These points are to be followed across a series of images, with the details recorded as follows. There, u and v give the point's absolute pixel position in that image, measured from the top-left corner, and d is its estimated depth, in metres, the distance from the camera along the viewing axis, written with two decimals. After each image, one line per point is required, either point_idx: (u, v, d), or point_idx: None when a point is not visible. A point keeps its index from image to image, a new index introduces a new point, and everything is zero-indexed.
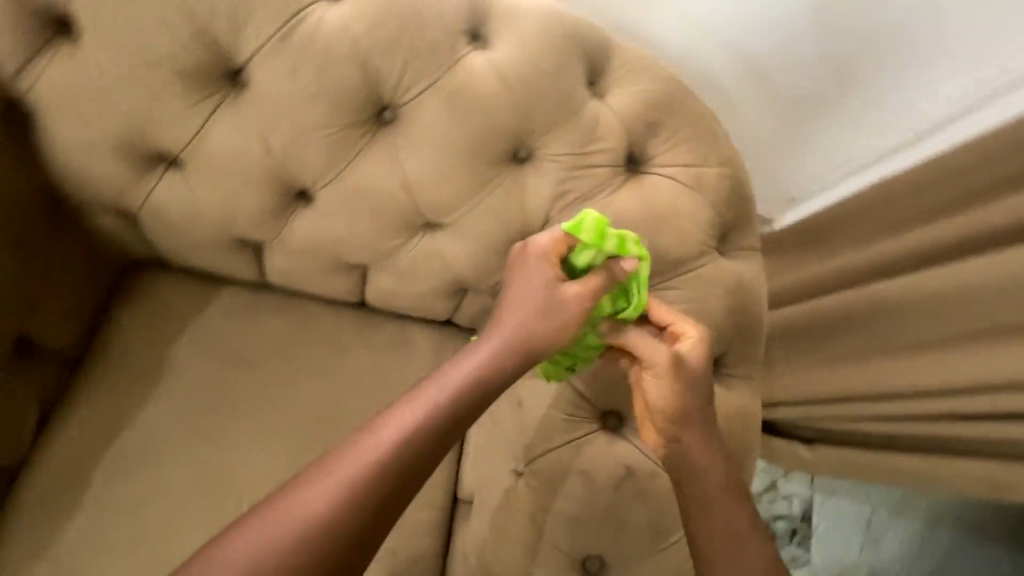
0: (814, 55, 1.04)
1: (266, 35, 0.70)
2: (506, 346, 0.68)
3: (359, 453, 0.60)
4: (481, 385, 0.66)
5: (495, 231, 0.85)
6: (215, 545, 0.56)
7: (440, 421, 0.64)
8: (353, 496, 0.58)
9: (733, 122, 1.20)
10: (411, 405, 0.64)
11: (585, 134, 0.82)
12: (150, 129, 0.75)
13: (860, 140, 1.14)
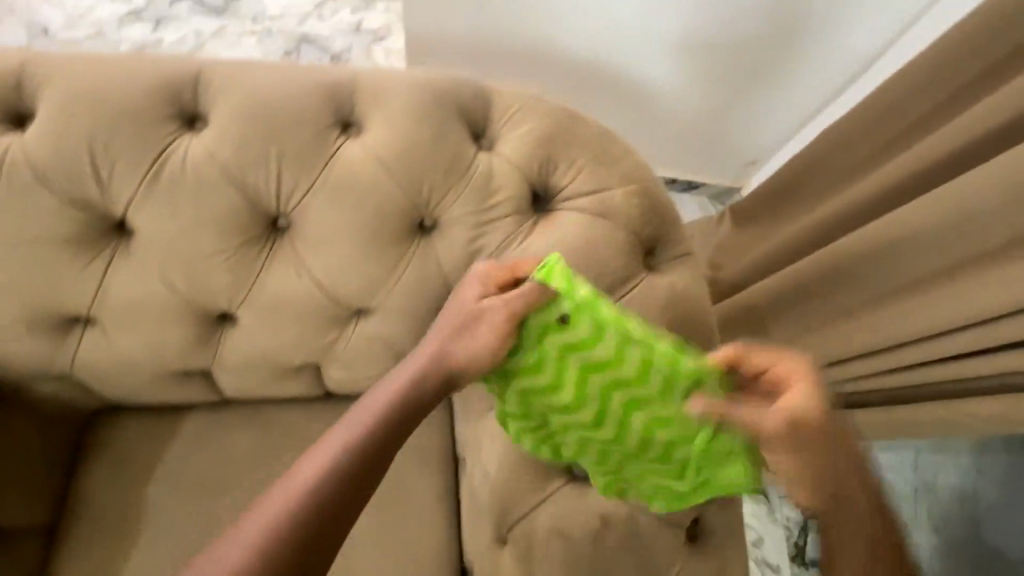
0: (751, 31, 1.15)
1: (134, 184, 0.71)
2: (430, 366, 0.68)
3: (301, 475, 0.61)
4: (409, 404, 0.67)
5: (419, 306, 0.83)
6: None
7: (368, 441, 0.64)
8: (293, 522, 0.58)
9: (696, 99, 1.32)
10: (347, 428, 0.65)
11: (482, 188, 0.80)
12: (49, 298, 0.75)
13: (811, 87, 1.27)
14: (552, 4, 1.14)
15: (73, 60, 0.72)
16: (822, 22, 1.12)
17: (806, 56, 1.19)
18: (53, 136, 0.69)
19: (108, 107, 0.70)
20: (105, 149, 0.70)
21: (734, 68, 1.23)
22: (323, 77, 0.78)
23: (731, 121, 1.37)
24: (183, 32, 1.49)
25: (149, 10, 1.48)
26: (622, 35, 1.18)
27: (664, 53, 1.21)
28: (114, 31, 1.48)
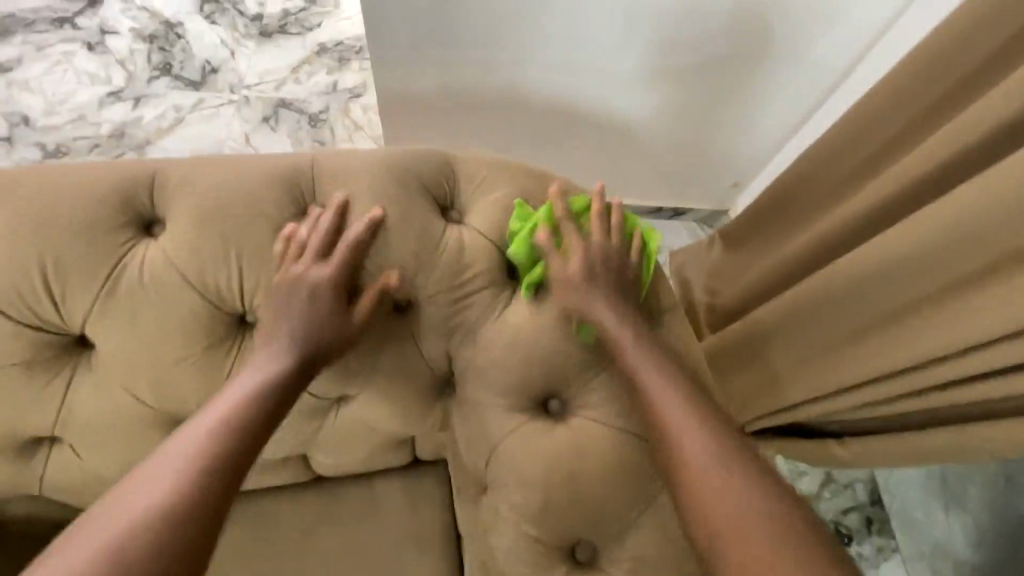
0: (727, 61, 1.14)
1: (90, 298, 0.68)
2: (282, 368, 0.70)
3: (159, 466, 0.61)
4: (251, 410, 0.66)
5: (403, 391, 0.83)
6: None
7: (200, 468, 0.61)
8: (163, 503, 0.58)
9: (677, 129, 1.31)
10: (200, 420, 0.65)
11: (455, 261, 0.77)
12: (10, 423, 0.71)
13: (790, 110, 1.26)
14: (520, 55, 1.13)
15: (22, 175, 0.70)
16: (794, 46, 1.11)
17: (783, 81, 1.19)
18: (3, 258, 0.66)
19: (59, 221, 0.68)
20: (58, 265, 0.67)
21: (707, 99, 1.23)
22: (282, 164, 0.76)
23: (711, 147, 1.37)
24: (163, 107, 1.52)
25: (130, 89, 1.53)
26: (598, 78, 1.17)
27: (638, 87, 1.20)
28: (95, 112, 1.50)
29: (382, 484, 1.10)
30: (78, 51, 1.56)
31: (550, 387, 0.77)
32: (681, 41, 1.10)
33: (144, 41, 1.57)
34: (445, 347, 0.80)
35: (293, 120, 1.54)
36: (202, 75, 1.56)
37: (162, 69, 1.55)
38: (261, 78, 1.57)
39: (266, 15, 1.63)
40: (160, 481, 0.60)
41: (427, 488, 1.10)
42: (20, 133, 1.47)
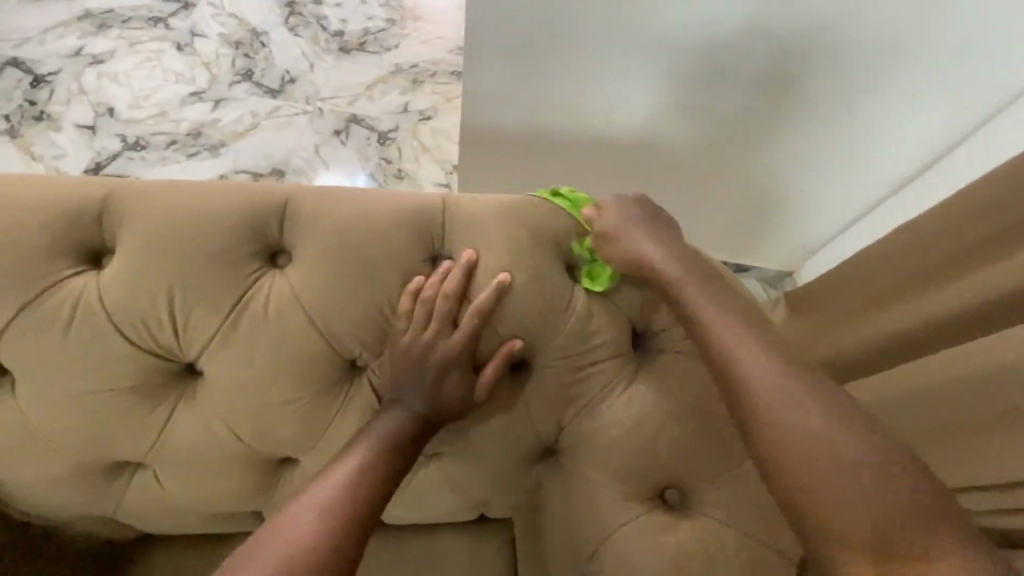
0: (791, 106, 1.00)
1: (212, 328, 0.65)
2: (376, 467, 0.65)
3: (285, 528, 0.59)
4: (378, 469, 0.65)
5: (507, 455, 0.78)
6: None
7: (329, 531, 0.59)
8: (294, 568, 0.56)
9: (735, 179, 1.17)
10: (327, 480, 0.63)
11: (583, 326, 0.72)
12: (105, 447, 0.67)
13: (883, 168, 1.09)
14: (557, 91, 1.02)
15: (154, 191, 0.67)
16: (885, 101, 0.97)
17: (866, 135, 1.03)
18: (130, 279, 0.63)
19: (191, 246, 0.65)
20: (185, 291, 0.64)
21: (775, 152, 1.09)
22: (412, 205, 0.72)
23: (782, 205, 1.22)
24: (241, 112, 1.50)
25: (211, 91, 1.50)
26: (637, 115, 1.05)
27: (677, 125, 1.06)
28: (176, 110, 1.47)
29: (443, 536, 1.04)
30: (168, 50, 1.51)
31: (668, 475, 0.72)
32: (745, 82, 0.97)
33: (230, 46, 1.54)
34: (556, 416, 0.75)
35: (362, 135, 1.52)
36: (281, 84, 1.53)
37: (244, 74, 1.52)
38: (337, 91, 1.54)
39: (347, 32, 1.58)
40: (292, 540, 0.58)
41: (490, 546, 1.04)
42: (104, 123, 1.43)
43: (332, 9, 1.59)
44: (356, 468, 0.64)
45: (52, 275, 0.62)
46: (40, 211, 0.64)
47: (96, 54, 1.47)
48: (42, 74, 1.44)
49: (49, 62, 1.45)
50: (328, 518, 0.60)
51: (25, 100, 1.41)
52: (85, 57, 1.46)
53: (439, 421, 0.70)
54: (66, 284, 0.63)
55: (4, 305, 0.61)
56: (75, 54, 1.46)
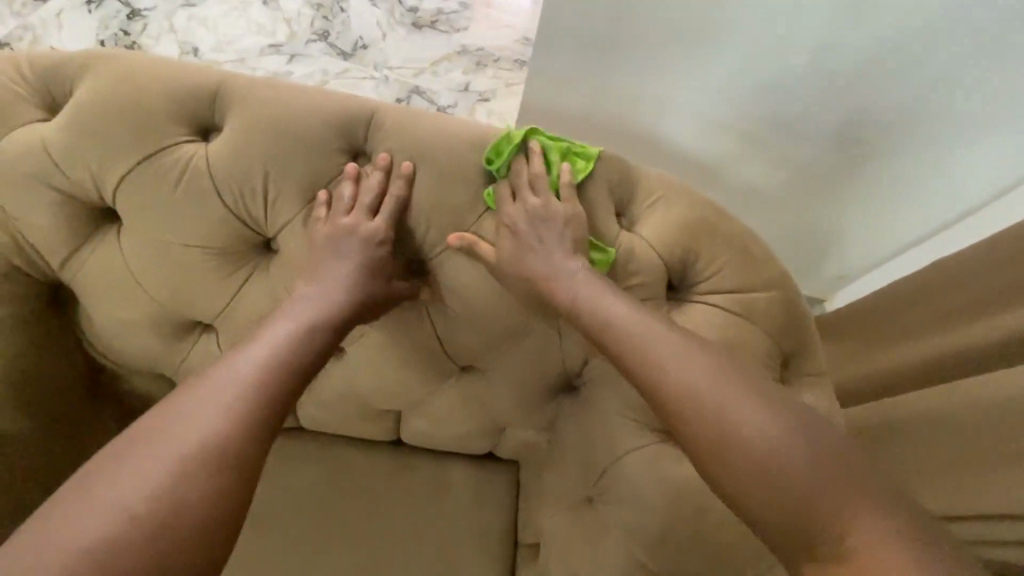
0: (853, 134, 0.98)
1: (297, 207, 0.73)
2: (274, 367, 0.64)
3: (218, 381, 0.62)
4: (312, 334, 0.68)
5: (533, 377, 0.84)
6: (87, 495, 0.54)
7: (259, 387, 0.62)
8: (225, 419, 0.59)
9: (782, 203, 1.15)
10: (260, 340, 0.66)
11: (621, 266, 0.79)
12: (184, 303, 0.75)
13: (931, 206, 1.09)
14: (615, 93, 1.00)
15: (260, 83, 0.74)
16: (949, 139, 0.96)
17: (924, 171, 1.02)
18: (234, 151, 0.70)
19: (289, 131, 0.72)
20: (278, 170, 0.71)
21: (828, 180, 1.08)
22: (486, 131, 0.78)
23: (824, 237, 1.21)
24: (313, 68, 1.60)
25: (289, 45, 1.61)
26: (693, 125, 1.03)
27: (731, 139, 1.04)
28: (254, 59, 1.59)
29: (454, 465, 1.10)
30: (254, 3, 1.64)
31: None
32: (808, 107, 0.95)
33: (312, 8, 1.65)
34: (587, 345, 0.80)
35: (422, 107, 1.60)
36: (353, 49, 1.63)
37: (320, 34, 1.63)
38: (405, 62, 1.63)
39: (421, 8, 1.66)
40: (223, 392, 0.61)
41: (497, 481, 1.10)
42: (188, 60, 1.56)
43: None
44: (267, 353, 0.65)
45: (168, 139, 0.70)
46: (162, 83, 0.71)
47: None
48: (139, 8, 1.58)
49: None
50: (218, 414, 0.59)
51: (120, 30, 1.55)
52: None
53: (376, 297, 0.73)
54: (179, 146, 0.70)
55: (126, 155, 0.69)
56: None
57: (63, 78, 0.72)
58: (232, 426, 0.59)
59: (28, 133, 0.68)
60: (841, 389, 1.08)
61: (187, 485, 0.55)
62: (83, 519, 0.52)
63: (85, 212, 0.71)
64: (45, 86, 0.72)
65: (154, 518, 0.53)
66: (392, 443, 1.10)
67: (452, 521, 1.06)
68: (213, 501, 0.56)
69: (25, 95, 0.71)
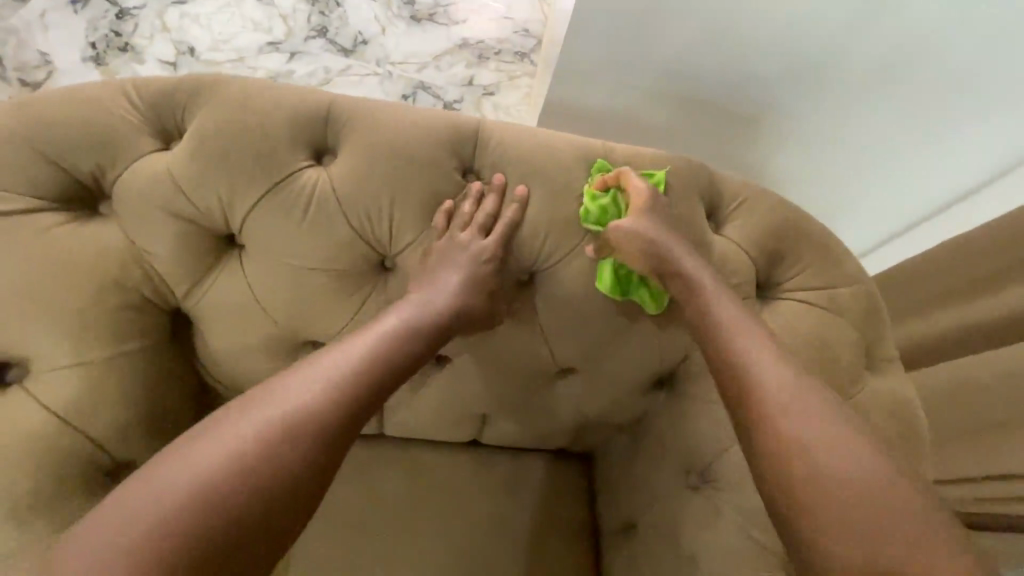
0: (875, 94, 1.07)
1: (420, 227, 0.75)
2: (375, 359, 0.65)
3: (323, 363, 0.64)
4: (414, 333, 0.70)
5: (631, 375, 0.89)
6: (189, 445, 0.55)
7: (360, 377, 0.63)
8: (324, 400, 0.60)
9: (805, 157, 1.23)
10: (366, 332, 0.68)
11: (719, 268, 0.83)
12: (305, 324, 0.76)
13: (946, 179, 1.16)
14: (666, 55, 1.08)
15: (370, 106, 0.76)
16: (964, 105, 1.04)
17: (940, 141, 1.11)
18: (358, 175, 0.73)
19: (407, 153, 0.74)
20: (402, 192, 0.74)
21: (851, 138, 1.16)
22: (583, 147, 0.83)
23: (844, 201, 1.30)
24: (314, 65, 1.66)
25: (288, 42, 1.66)
26: (727, 79, 1.11)
27: (757, 94, 1.12)
28: (254, 58, 1.63)
29: (533, 461, 1.13)
30: None
31: None
32: (831, 63, 1.04)
33: (307, 2, 1.70)
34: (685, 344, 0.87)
35: (428, 103, 1.69)
36: (354, 44, 1.69)
37: (319, 30, 1.68)
38: (405, 57, 1.71)
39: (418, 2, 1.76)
40: (327, 375, 0.62)
41: (573, 473, 1.15)
42: (185, 61, 1.59)
43: None
44: (370, 348, 0.66)
45: (291, 166, 0.71)
46: (278, 107, 0.72)
47: None
48: (127, 7, 1.60)
49: None
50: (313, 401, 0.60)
51: (110, 32, 1.57)
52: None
53: (475, 303, 0.74)
54: (303, 172, 0.72)
55: (255, 182, 0.70)
56: None
57: (173, 105, 0.72)
58: (325, 409, 0.59)
59: (153, 165, 0.68)
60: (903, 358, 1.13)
61: (274, 456, 0.55)
62: (173, 478, 0.52)
63: (210, 239, 0.72)
64: (155, 114, 0.71)
65: (238, 482, 0.53)
66: (467, 444, 1.11)
67: (536, 514, 1.08)
68: (294, 477, 0.55)
69: (141, 124, 0.70)
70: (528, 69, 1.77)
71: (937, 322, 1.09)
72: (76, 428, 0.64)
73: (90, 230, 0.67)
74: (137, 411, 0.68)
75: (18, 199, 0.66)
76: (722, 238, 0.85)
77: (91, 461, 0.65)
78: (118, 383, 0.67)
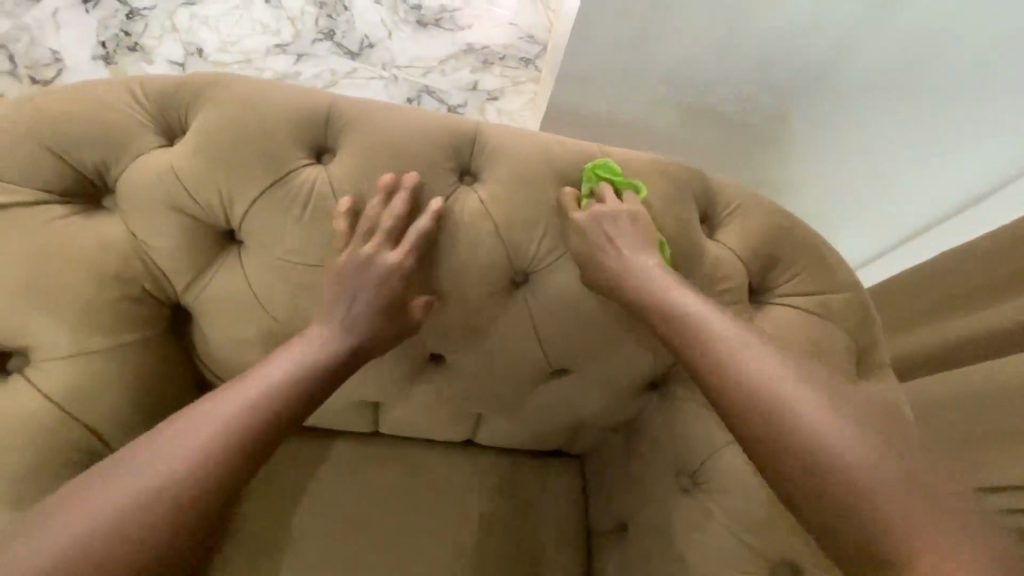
0: (856, 86, 1.10)
1: (417, 226, 0.76)
2: (284, 387, 0.68)
3: (235, 394, 0.67)
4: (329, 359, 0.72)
5: (624, 377, 0.90)
6: (103, 478, 0.60)
7: (270, 406, 0.67)
8: (230, 432, 0.64)
9: (793, 152, 1.26)
10: (279, 360, 0.70)
11: (712, 273, 0.84)
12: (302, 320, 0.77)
13: (936, 190, 1.14)
14: (657, 53, 1.10)
15: (370, 107, 0.78)
16: (943, 112, 1.04)
17: (925, 149, 1.10)
18: (356, 175, 0.74)
19: (406, 153, 0.76)
20: (401, 192, 0.76)
21: (837, 134, 1.18)
22: (579, 151, 0.84)
23: (840, 199, 1.28)
24: (321, 68, 1.68)
25: (295, 45, 1.68)
26: (714, 78, 1.13)
27: (743, 90, 1.15)
28: (261, 59, 1.65)
29: (527, 462, 1.14)
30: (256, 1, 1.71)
31: None
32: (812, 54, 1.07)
33: (316, 6, 1.73)
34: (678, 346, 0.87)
35: (432, 106, 1.71)
36: (360, 48, 1.72)
37: (325, 34, 1.71)
38: (411, 62, 1.73)
39: (425, 7, 1.78)
40: (236, 407, 0.66)
41: (567, 474, 1.15)
42: (193, 61, 1.61)
43: None
44: (281, 375, 0.69)
45: (292, 164, 0.73)
46: (281, 107, 0.73)
47: None
48: (137, 8, 1.63)
49: None
50: (239, 407, 0.66)
51: (120, 31, 1.60)
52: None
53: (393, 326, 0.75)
54: (302, 170, 0.73)
55: (256, 179, 0.71)
56: None
57: (179, 102, 0.73)
58: (229, 442, 0.64)
59: (157, 161, 0.70)
60: (898, 366, 1.14)
61: (178, 489, 0.60)
62: (87, 514, 0.58)
63: (211, 234, 0.73)
64: (161, 112, 0.73)
65: (145, 515, 0.59)
66: (461, 443, 1.11)
67: (528, 515, 1.08)
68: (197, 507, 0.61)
69: (147, 121, 0.72)
70: (531, 74, 1.79)
71: (933, 329, 1.09)
72: (76, 417, 0.65)
73: (93, 223, 0.69)
74: (135, 401, 0.69)
75: (25, 190, 0.67)
76: (716, 243, 0.86)
77: (89, 449, 0.66)
78: (117, 374, 0.68)
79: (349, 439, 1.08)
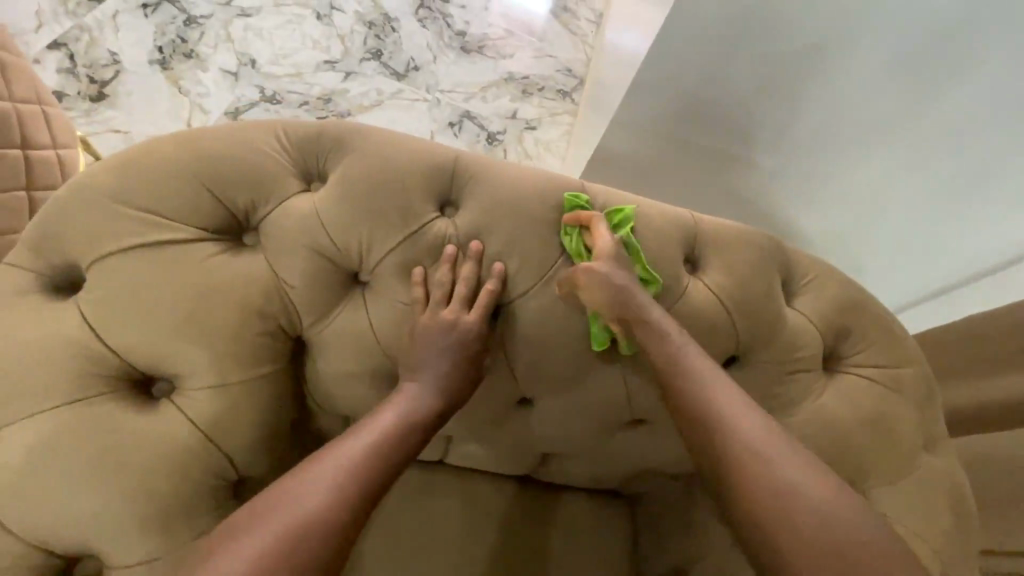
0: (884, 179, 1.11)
1: (534, 280, 0.82)
2: (419, 412, 0.71)
3: (376, 421, 0.69)
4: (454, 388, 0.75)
5: None
6: (268, 502, 0.61)
7: (409, 427, 0.70)
8: (379, 450, 0.66)
9: (820, 221, 1.30)
10: (405, 391, 0.73)
11: (793, 339, 0.89)
12: None
13: (952, 268, 1.18)
14: (713, 119, 1.17)
15: (491, 166, 0.83)
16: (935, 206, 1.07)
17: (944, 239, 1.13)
18: (480, 230, 0.80)
19: (525, 212, 0.81)
20: (519, 247, 0.81)
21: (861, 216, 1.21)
22: (676, 217, 0.90)
23: (866, 266, 1.33)
24: (367, 87, 1.74)
25: (343, 62, 1.74)
26: (761, 145, 1.20)
27: (782, 159, 1.21)
28: (311, 74, 1.71)
29: (583, 499, 1.17)
30: (308, 17, 1.77)
31: (850, 472, 0.87)
32: (853, 146, 1.10)
33: (364, 25, 1.80)
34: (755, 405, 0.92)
35: (473, 132, 1.77)
36: (406, 69, 1.78)
37: (373, 54, 1.77)
38: (454, 86, 1.80)
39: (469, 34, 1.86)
40: (379, 430, 0.68)
41: (619, 514, 1.18)
42: (246, 72, 1.67)
43: (457, 10, 1.89)
44: (413, 401, 0.72)
45: (424, 216, 0.78)
46: (413, 160, 0.79)
47: (243, 8, 1.73)
48: (194, 16, 1.69)
49: (201, 7, 1.71)
50: (366, 445, 0.66)
51: (177, 37, 1.65)
52: (234, 9, 1.73)
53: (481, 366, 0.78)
54: (433, 222, 0.79)
55: (391, 228, 0.76)
56: (225, 5, 1.72)
57: (318, 149, 0.79)
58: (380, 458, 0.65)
59: (302, 205, 0.75)
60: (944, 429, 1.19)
61: (344, 504, 0.61)
62: (259, 535, 0.58)
63: (341, 275, 0.77)
64: (301, 157, 0.78)
65: (317, 528, 0.59)
66: (521, 478, 1.15)
67: (584, 552, 1.12)
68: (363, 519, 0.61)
69: (289, 166, 0.77)
70: (568, 107, 1.86)
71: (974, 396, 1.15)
72: (214, 443, 0.70)
73: (241, 260, 0.74)
74: (264, 430, 0.74)
75: (177, 224, 0.72)
76: (797, 311, 0.91)
77: (225, 474, 0.71)
78: (253, 403, 0.72)
79: (415, 467, 1.11)
